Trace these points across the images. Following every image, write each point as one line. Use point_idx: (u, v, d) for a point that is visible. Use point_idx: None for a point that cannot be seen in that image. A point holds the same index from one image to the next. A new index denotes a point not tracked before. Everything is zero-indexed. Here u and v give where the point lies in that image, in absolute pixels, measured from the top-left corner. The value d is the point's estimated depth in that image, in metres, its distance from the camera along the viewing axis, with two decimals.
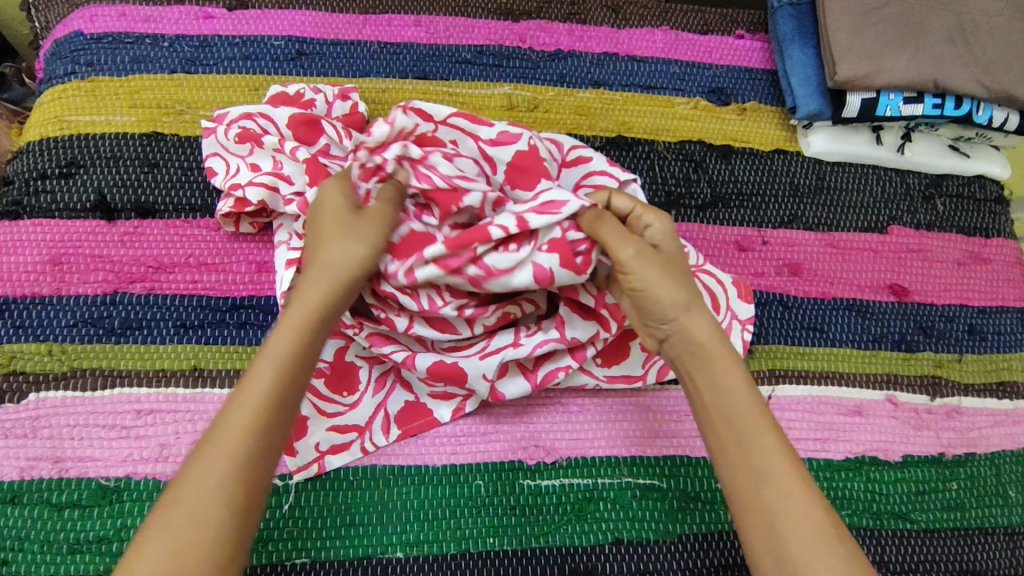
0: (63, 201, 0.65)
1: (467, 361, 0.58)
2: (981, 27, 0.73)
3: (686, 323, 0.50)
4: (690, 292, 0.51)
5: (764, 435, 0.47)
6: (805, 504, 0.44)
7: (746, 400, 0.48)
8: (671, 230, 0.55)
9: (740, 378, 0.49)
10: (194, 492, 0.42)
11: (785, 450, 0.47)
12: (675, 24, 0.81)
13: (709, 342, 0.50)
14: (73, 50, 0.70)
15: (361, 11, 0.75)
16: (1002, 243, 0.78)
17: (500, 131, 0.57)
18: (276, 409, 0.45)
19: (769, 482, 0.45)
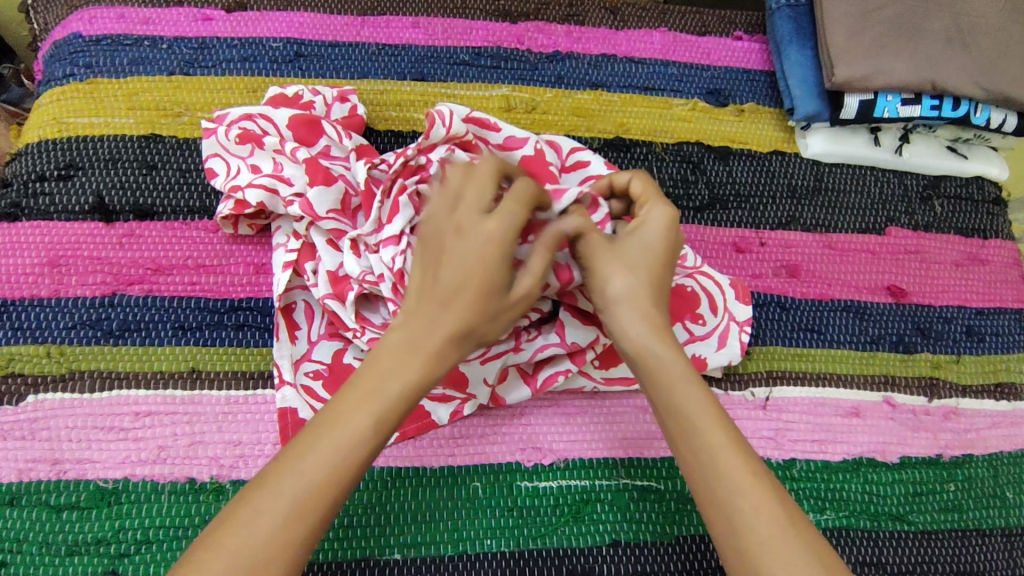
0: (62, 203, 0.65)
1: (469, 367, 0.59)
2: (979, 27, 0.73)
3: (620, 318, 0.49)
4: (634, 282, 0.50)
5: (711, 431, 0.46)
6: (757, 500, 0.44)
7: (689, 396, 0.47)
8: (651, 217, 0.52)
9: (680, 375, 0.48)
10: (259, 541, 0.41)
11: (734, 445, 0.46)
12: (673, 25, 0.81)
13: (645, 338, 0.49)
14: (72, 52, 0.70)
15: (359, 13, 0.75)
16: (999, 244, 0.78)
17: (508, 136, 0.62)
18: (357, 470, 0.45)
19: (719, 480, 0.45)
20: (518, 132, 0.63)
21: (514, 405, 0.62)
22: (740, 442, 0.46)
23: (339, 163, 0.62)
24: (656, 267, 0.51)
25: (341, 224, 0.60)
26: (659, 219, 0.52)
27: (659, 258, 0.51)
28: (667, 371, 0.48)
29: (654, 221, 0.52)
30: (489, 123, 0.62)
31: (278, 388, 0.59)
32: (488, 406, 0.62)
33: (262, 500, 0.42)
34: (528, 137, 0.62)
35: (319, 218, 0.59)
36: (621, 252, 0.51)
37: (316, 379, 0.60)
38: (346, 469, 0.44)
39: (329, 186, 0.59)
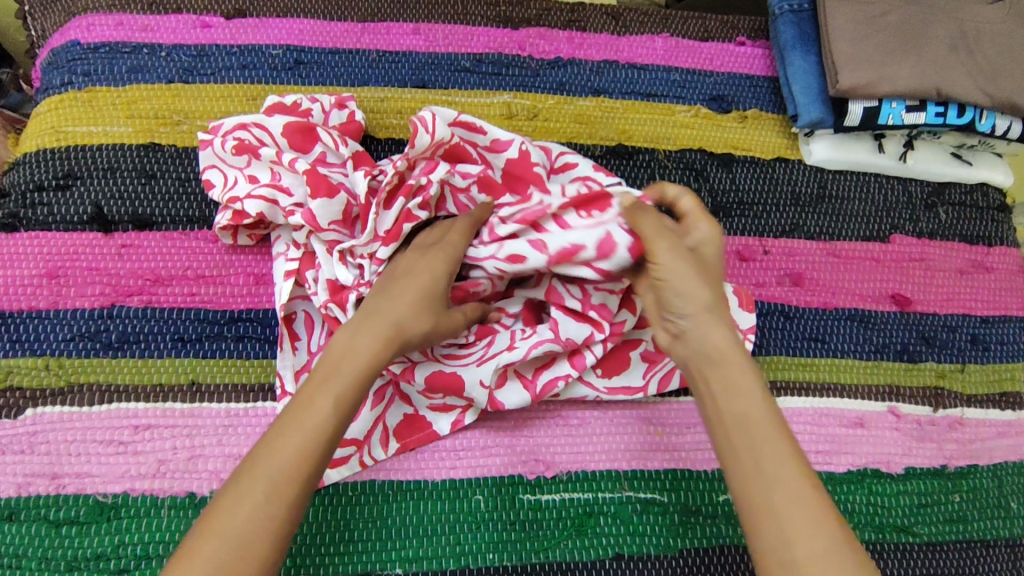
0: (60, 214, 0.64)
1: (466, 369, 0.58)
2: (984, 33, 0.73)
3: (705, 323, 0.49)
4: (716, 293, 0.50)
5: (776, 441, 0.46)
6: (815, 516, 0.44)
7: (760, 407, 0.47)
8: (714, 241, 0.55)
9: (753, 386, 0.48)
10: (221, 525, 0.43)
11: (798, 457, 0.46)
12: (675, 31, 0.80)
13: (726, 342, 0.49)
14: (70, 61, 0.69)
15: (360, 19, 0.74)
16: (1004, 251, 0.78)
17: (493, 139, 0.61)
18: (328, 445, 0.47)
19: (777, 489, 0.45)
20: (507, 134, 0.61)
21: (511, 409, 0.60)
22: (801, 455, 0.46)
23: (336, 171, 0.62)
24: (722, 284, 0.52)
25: (342, 235, 0.60)
26: (713, 235, 0.55)
27: (715, 272, 0.53)
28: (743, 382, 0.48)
29: (709, 239, 0.55)
30: (476, 126, 0.61)
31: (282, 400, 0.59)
32: (489, 418, 0.62)
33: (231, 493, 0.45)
34: (514, 138, 0.61)
35: (321, 230, 0.58)
36: (700, 264, 0.51)
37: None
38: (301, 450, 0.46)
39: (331, 198, 0.58)
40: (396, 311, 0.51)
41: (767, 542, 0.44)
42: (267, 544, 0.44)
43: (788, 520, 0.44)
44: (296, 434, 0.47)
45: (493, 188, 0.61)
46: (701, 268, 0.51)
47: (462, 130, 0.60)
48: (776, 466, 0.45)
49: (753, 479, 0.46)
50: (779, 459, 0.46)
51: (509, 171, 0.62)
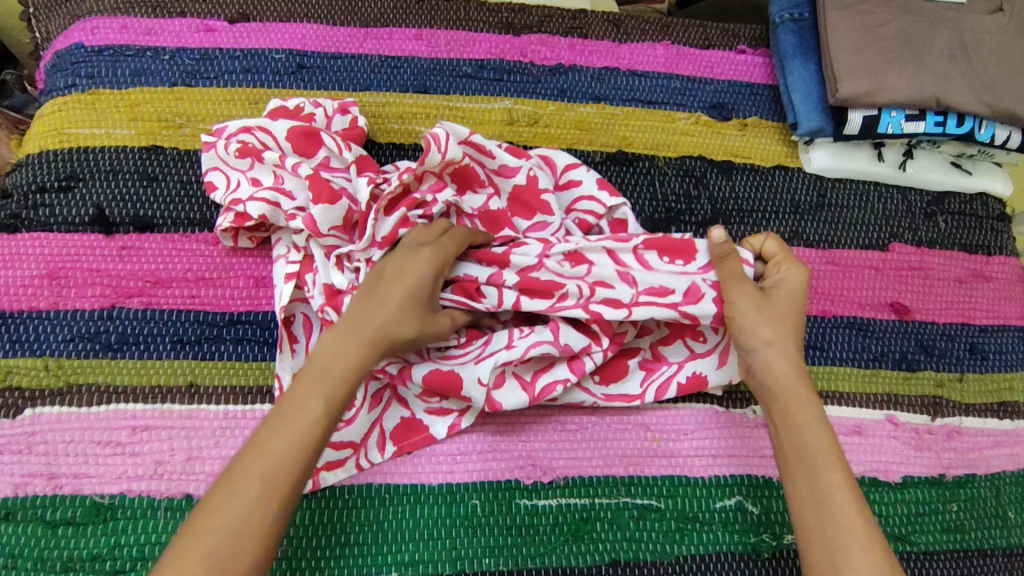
0: (61, 215, 0.65)
1: (463, 368, 0.58)
2: (983, 44, 0.73)
3: (766, 359, 0.56)
4: (779, 331, 0.57)
5: (830, 468, 0.52)
6: (860, 539, 0.49)
7: (818, 436, 0.53)
8: (801, 284, 0.59)
9: (812, 417, 0.54)
10: (216, 520, 0.44)
11: (849, 485, 0.51)
12: (676, 39, 0.80)
13: (787, 377, 0.56)
14: (74, 63, 0.70)
15: (362, 25, 0.75)
16: (1003, 260, 0.78)
17: (502, 163, 0.62)
18: (314, 447, 0.48)
19: (828, 512, 0.50)
20: (515, 159, 0.63)
21: (508, 410, 0.60)
22: (851, 477, 0.52)
23: (340, 175, 0.62)
24: (792, 323, 0.58)
25: (341, 240, 0.60)
26: (797, 276, 0.59)
27: (796, 311, 0.58)
28: (800, 413, 0.54)
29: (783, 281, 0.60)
30: (486, 148, 0.62)
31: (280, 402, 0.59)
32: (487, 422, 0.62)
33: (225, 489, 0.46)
34: (522, 163, 0.63)
35: (321, 235, 0.58)
36: (770, 303, 0.58)
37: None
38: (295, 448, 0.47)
39: (333, 204, 0.58)
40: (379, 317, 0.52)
41: (820, 549, 0.49)
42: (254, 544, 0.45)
43: (837, 532, 0.49)
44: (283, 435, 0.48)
45: (496, 220, 0.62)
46: (770, 308, 0.58)
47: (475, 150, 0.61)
48: (831, 492, 0.51)
49: (806, 502, 0.51)
50: (832, 485, 0.51)
51: (513, 195, 0.63)
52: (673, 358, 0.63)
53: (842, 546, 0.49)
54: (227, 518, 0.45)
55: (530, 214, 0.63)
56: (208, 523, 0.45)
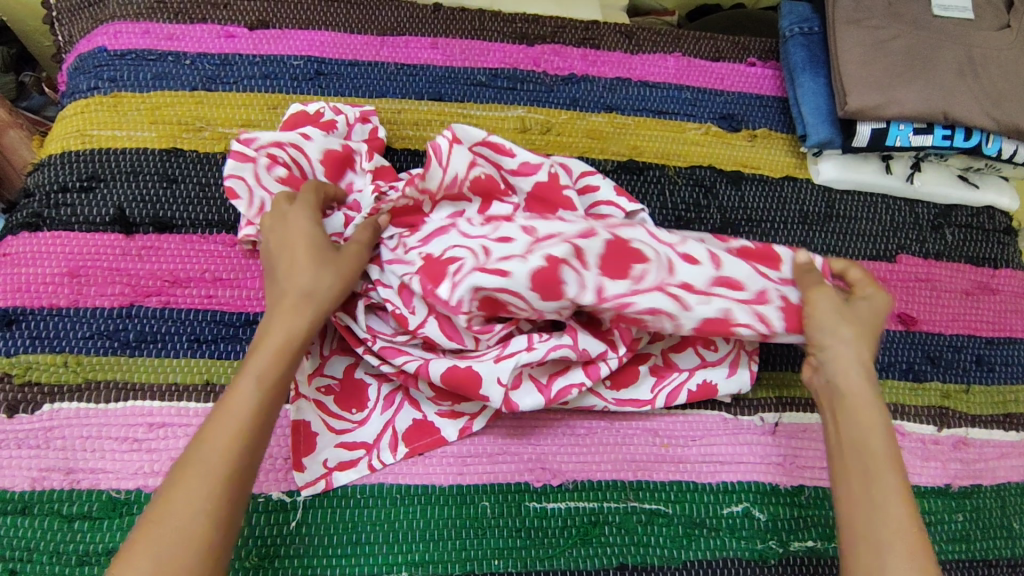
0: (82, 214, 0.66)
1: (482, 365, 0.58)
2: (991, 60, 0.74)
3: (841, 365, 0.56)
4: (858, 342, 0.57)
5: (888, 474, 0.51)
6: (908, 544, 0.48)
7: (881, 442, 0.53)
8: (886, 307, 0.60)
9: (879, 426, 0.54)
10: (174, 510, 0.45)
11: (903, 492, 0.51)
12: (688, 50, 0.82)
13: (858, 385, 0.55)
14: (97, 66, 0.71)
15: (380, 33, 0.76)
16: (1010, 273, 0.78)
17: (521, 162, 0.62)
18: (254, 422, 0.49)
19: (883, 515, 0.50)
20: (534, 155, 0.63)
21: (527, 410, 0.59)
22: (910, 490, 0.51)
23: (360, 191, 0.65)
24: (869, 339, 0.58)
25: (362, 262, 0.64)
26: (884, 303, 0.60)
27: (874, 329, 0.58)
28: (871, 423, 0.54)
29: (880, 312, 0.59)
30: (504, 148, 0.62)
31: (294, 400, 0.59)
32: (500, 429, 0.63)
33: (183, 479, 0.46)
34: (543, 162, 0.63)
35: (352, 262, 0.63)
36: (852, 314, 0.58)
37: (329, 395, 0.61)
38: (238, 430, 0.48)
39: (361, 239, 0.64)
40: (297, 283, 0.54)
41: (865, 548, 0.49)
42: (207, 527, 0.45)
43: (884, 535, 0.49)
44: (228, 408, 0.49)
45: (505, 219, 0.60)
46: (861, 325, 0.58)
47: (493, 151, 0.62)
48: (886, 496, 0.51)
49: (857, 502, 0.51)
50: (890, 493, 0.51)
51: (534, 194, 0.63)
52: (684, 365, 0.64)
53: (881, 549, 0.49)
54: (185, 509, 0.45)
55: (549, 212, 0.63)
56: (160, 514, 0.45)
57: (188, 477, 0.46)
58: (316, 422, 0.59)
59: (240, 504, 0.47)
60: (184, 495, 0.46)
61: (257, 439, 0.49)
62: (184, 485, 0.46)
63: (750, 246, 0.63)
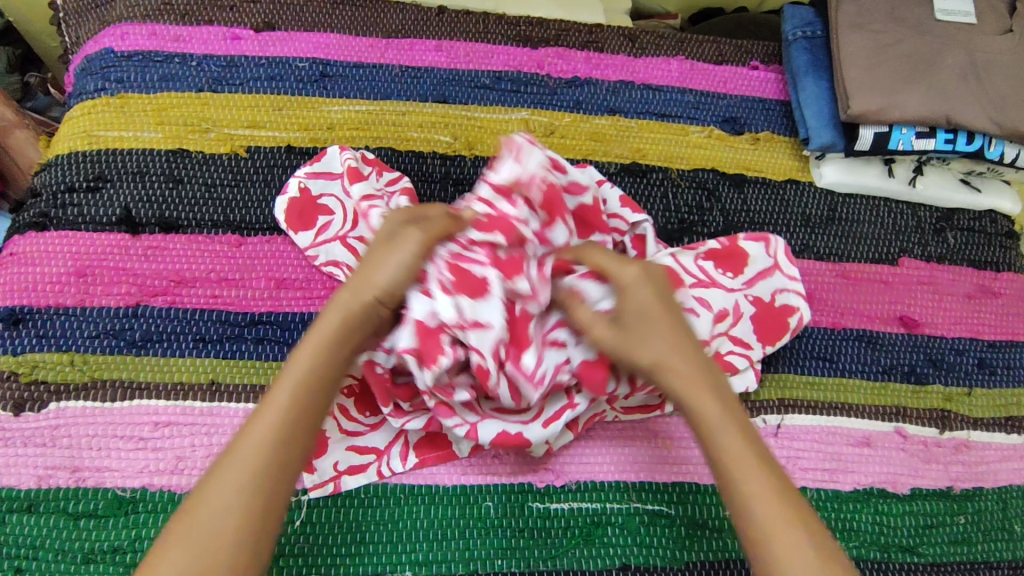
0: (89, 214, 0.66)
1: (530, 431, 0.58)
2: (993, 64, 0.74)
3: (664, 378, 0.53)
4: (660, 345, 0.54)
5: (748, 469, 0.50)
6: (782, 536, 0.47)
7: (731, 438, 0.51)
8: (639, 285, 0.55)
9: (720, 420, 0.52)
10: (211, 506, 0.46)
11: (763, 471, 0.50)
12: (691, 54, 0.82)
13: (680, 389, 0.53)
14: (104, 67, 0.72)
15: (384, 36, 0.77)
16: (1012, 276, 0.78)
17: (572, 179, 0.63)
18: (295, 425, 0.49)
19: (750, 510, 0.49)
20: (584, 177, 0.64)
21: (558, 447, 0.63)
22: (767, 476, 0.49)
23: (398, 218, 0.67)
24: (667, 327, 0.54)
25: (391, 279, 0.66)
26: (633, 281, 0.56)
27: (660, 315, 0.55)
28: (703, 408, 0.52)
29: (639, 277, 0.56)
30: (562, 165, 0.62)
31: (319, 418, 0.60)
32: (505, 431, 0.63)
33: (221, 475, 0.47)
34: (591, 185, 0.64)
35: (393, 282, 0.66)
36: (631, 322, 0.55)
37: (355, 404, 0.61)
38: (279, 434, 0.48)
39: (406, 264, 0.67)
40: (358, 279, 0.54)
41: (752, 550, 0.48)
42: (240, 530, 0.46)
43: (766, 530, 0.48)
44: (264, 410, 0.49)
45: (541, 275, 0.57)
46: (635, 326, 0.54)
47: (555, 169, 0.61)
48: (742, 493, 0.49)
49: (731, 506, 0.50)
50: (748, 488, 0.49)
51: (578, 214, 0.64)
52: None
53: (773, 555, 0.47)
54: (222, 507, 0.46)
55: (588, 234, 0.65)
56: (196, 506, 0.46)
57: (223, 474, 0.47)
58: (331, 424, 0.60)
59: (274, 514, 0.47)
60: (219, 491, 0.46)
61: (291, 441, 0.49)
62: (218, 480, 0.47)
63: (731, 247, 0.70)
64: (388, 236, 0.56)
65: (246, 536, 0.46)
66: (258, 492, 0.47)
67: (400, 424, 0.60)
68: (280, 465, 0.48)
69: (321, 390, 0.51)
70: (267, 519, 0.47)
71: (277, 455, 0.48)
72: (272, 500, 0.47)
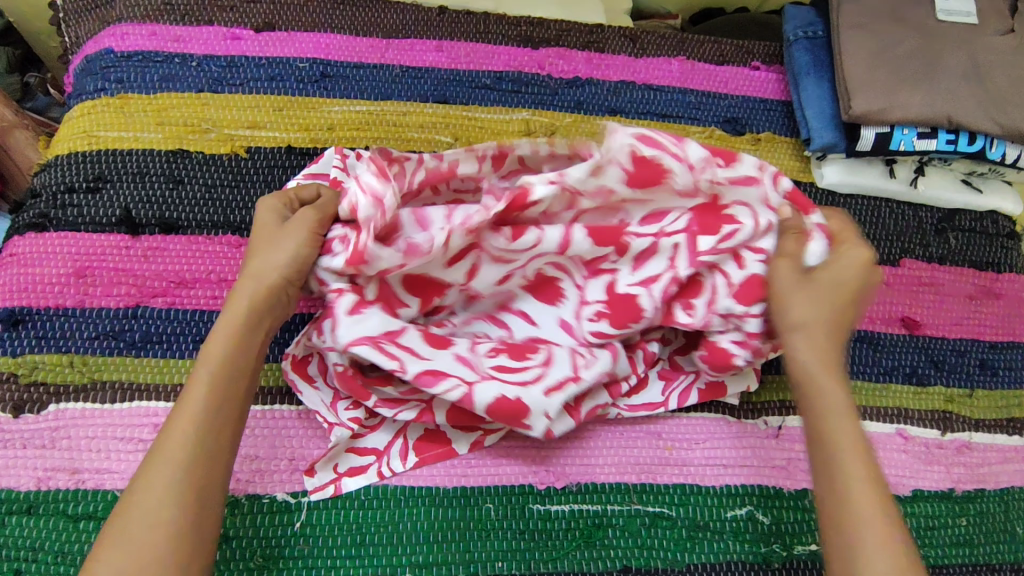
0: (88, 215, 0.66)
1: (530, 396, 0.57)
2: (995, 64, 0.74)
3: (795, 346, 0.53)
4: (813, 315, 0.53)
5: (853, 457, 0.49)
6: (876, 526, 0.47)
7: (846, 424, 0.50)
8: (858, 262, 0.55)
9: (841, 404, 0.51)
10: (144, 503, 0.46)
11: (869, 470, 0.49)
12: (692, 54, 0.82)
13: (813, 365, 0.52)
14: (103, 68, 0.72)
15: (384, 36, 0.77)
16: (1014, 277, 0.78)
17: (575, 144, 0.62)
18: (215, 411, 0.50)
19: (851, 492, 0.48)
20: None
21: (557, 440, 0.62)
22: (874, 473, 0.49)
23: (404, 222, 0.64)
24: (839, 303, 0.54)
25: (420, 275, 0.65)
26: (856, 260, 0.55)
27: (846, 292, 0.54)
28: (826, 390, 0.52)
29: (859, 259, 0.55)
30: None
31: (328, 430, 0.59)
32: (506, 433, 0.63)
33: (150, 473, 0.47)
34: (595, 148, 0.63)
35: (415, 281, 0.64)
36: (812, 283, 0.54)
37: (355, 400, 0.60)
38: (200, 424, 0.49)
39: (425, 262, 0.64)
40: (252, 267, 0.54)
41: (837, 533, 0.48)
42: (177, 517, 0.46)
43: (860, 515, 0.47)
44: (181, 407, 0.49)
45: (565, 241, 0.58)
46: (815, 291, 0.54)
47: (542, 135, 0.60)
48: (847, 474, 0.49)
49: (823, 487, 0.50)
50: (852, 472, 0.49)
51: None
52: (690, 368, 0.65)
53: (859, 546, 0.46)
54: (153, 502, 0.46)
55: None
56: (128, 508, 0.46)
57: (151, 472, 0.47)
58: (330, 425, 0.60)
59: (211, 497, 0.48)
60: (149, 489, 0.47)
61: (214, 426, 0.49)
62: (148, 479, 0.47)
63: None
64: (275, 220, 0.56)
65: (182, 521, 0.46)
66: (191, 479, 0.47)
67: (393, 414, 0.58)
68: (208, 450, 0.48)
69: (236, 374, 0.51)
70: (204, 501, 0.48)
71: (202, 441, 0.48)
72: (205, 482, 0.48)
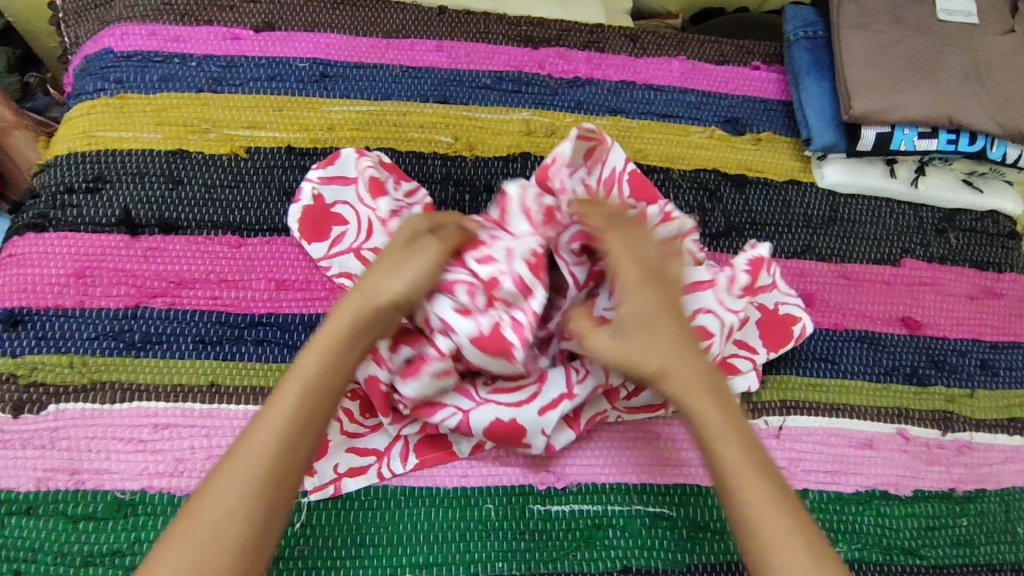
0: (88, 215, 0.66)
1: (524, 416, 0.58)
2: (995, 64, 0.74)
3: (664, 387, 0.54)
4: (664, 350, 0.54)
5: (748, 479, 0.50)
6: (784, 543, 0.47)
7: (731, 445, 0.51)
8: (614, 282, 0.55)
9: (721, 428, 0.52)
10: (215, 512, 0.46)
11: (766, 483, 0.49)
12: (692, 54, 0.82)
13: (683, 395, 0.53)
14: (103, 67, 0.72)
15: (384, 36, 0.77)
16: (1014, 277, 0.78)
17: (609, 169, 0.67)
18: (304, 428, 0.50)
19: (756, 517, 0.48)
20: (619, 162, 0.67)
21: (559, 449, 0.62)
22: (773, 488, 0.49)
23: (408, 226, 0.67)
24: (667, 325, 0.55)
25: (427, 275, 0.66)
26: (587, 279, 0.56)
27: (657, 313, 0.55)
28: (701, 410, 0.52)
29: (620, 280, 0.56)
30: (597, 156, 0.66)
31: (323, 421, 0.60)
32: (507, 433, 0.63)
33: (225, 480, 0.47)
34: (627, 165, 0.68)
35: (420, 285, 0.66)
36: (629, 326, 0.55)
37: (355, 403, 0.62)
38: (284, 438, 0.49)
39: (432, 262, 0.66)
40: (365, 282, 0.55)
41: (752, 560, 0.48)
42: (245, 536, 0.46)
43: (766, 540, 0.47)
44: (270, 412, 0.50)
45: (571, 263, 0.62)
46: (651, 324, 0.55)
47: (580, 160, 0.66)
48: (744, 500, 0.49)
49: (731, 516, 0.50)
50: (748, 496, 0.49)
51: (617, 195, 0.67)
52: None
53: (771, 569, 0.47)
54: (227, 513, 0.46)
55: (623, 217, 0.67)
56: (197, 516, 0.46)
57: (226, 478, 0.47)
58: (331, 427, 0.60)
59: (279, 515, 0.48)
60: (221, 495, 0.46)
61: (296, 441, 0.49)
62: (222, 484, 0.47)
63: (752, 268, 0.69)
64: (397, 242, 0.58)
65: (246, 537, 0.46)
66: (265, 493, 0.47)
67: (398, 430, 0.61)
68: (286, 468, 0.48)
69: (328, 393, 0.51)
70: (272, 523, 0.47)
71: (285, 455, 0.48)
72: (278, 501, 0.48)
